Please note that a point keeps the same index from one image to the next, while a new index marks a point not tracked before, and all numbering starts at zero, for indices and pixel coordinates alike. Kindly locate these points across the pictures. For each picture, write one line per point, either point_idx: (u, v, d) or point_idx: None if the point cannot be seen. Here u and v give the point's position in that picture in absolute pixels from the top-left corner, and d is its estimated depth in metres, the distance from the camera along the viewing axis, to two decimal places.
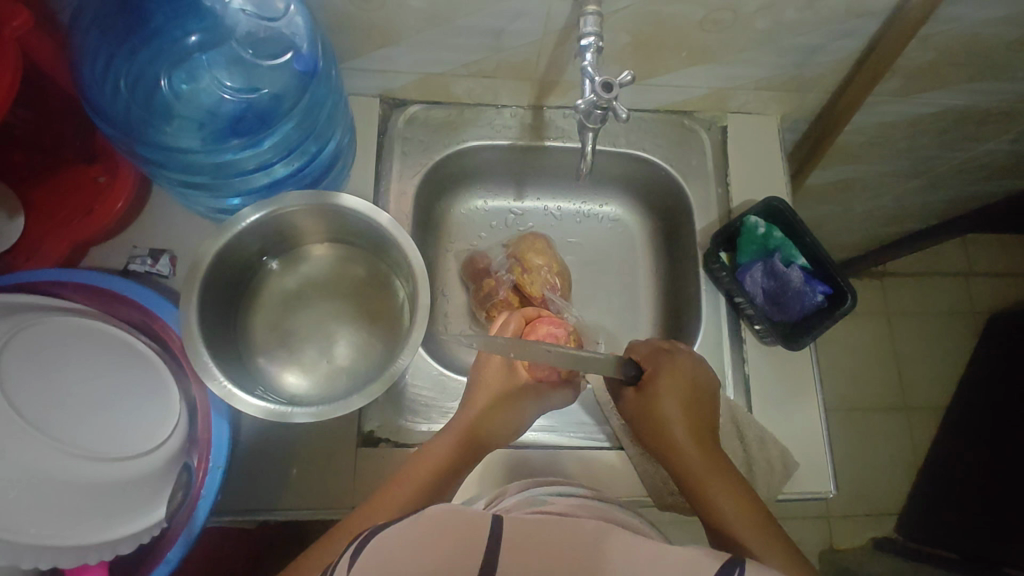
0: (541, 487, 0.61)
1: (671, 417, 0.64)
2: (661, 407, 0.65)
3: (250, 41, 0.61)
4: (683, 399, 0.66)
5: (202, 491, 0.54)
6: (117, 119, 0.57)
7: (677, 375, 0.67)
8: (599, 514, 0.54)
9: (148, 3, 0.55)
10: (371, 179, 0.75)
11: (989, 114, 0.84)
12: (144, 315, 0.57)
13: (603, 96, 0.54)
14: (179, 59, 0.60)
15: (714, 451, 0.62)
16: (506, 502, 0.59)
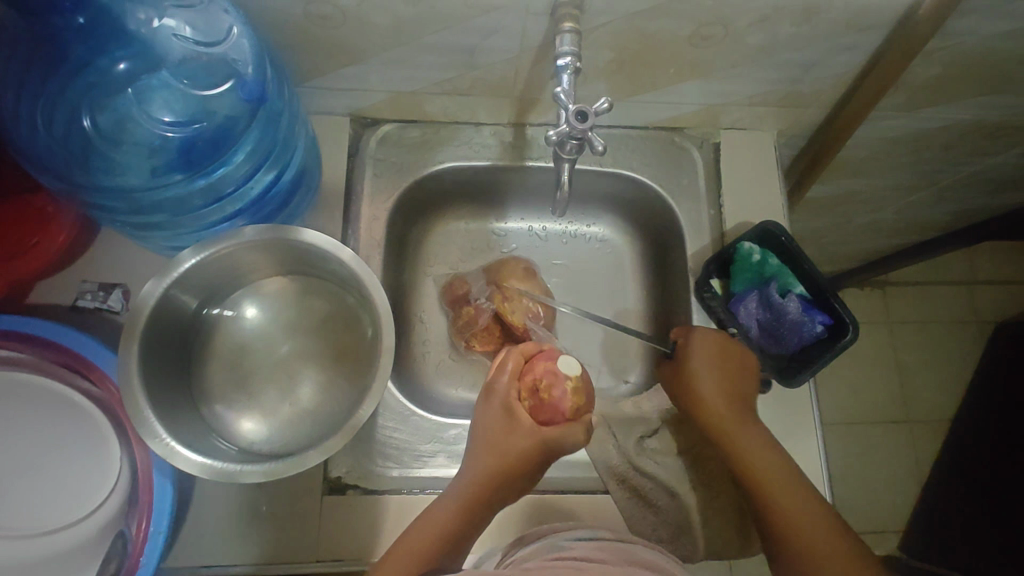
0: (561, 534, 0.57)
1: (711, 392, 0.63)
2: (698, 382, 0.64)
3: (190, 67, 0.56)
4: (722, 373, 0.64)
5: (142, 559, 0.49)
6: (43, 160, 0.53)
7: (705, 354, 0.65)
8: (623, 557, 0.50)
9: (64, 33, 0.51)
10: (340, 203, 0.71)
11: (998, 129, 0.80)
12: (80, 364, 0.52)
13: (578, 127, 0.53)
14: (114, 90, 0.56)
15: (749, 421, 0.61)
16: (524, 551, 0.56)
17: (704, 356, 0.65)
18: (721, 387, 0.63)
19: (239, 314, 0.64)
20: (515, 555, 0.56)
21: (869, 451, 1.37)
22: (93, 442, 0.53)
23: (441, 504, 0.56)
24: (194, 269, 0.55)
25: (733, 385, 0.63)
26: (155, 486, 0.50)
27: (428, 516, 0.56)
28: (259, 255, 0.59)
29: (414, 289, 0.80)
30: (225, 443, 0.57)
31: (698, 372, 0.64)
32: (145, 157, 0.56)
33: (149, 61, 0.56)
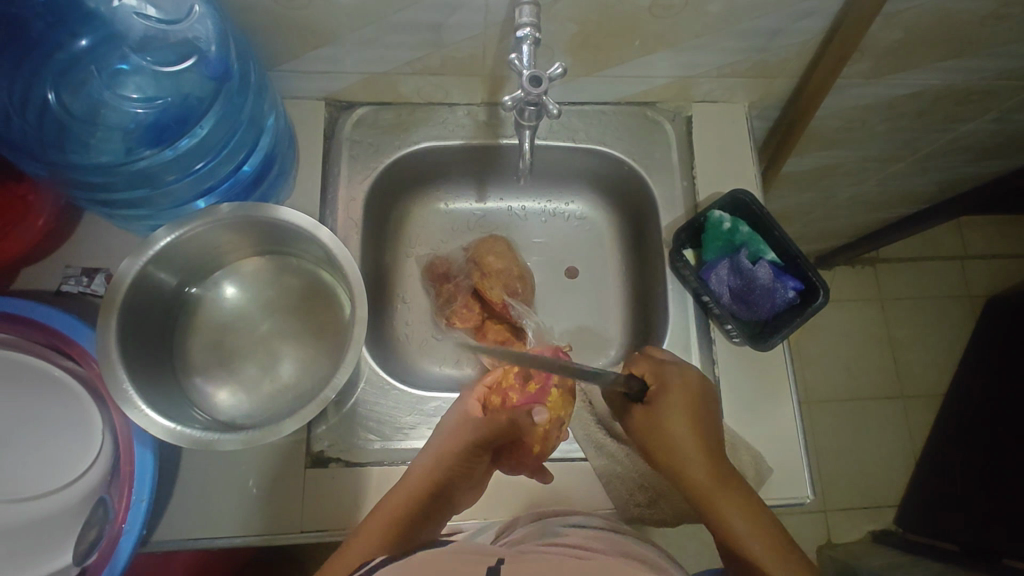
0: (555, 518, 0.59)
1: (678, 436, 0.61)
2: (669, 426, 0.62)
3: (152, 48, 0.58)
4: (693, 428, 0.61)
5: (125, 525, 0.50)
6: (13, 141, 0.54)
7: (677, 392, 0.63)
8: (617, 548, 0.53)
9: (27, 16, 0.52)
10: (318, 185, 0.72)
11: (968, 94, 0.80)
12: (59, 340, 0.54)
13: (533, 92, 0.55)
14: (79, 72, 0.57)
15: (718, 455, 0.61)
16: (517, 533, 0.58)
17: (674, 398, 0.63)
18: (692, 433, 0.61)
19: (217, 293, 0.65)
20: (509, 536, 0.58)
21: (862, 425, 1.38)
22: (72, 412, 0.55)
23: (396, 502, 0.57)
24: (169, 247, 0.57)
25: (703, 435, 0.61)
26: (136, 456, 0.52)
27: (381, 514, 0.57)
28: (233, 235, 0.61)
29: (396, 270, 0.82)
30: (203, 415, 0.59)
31: (670, 415, 0.62)
32: (114, 137, 0.58)
33: (110, 40, 0.57)
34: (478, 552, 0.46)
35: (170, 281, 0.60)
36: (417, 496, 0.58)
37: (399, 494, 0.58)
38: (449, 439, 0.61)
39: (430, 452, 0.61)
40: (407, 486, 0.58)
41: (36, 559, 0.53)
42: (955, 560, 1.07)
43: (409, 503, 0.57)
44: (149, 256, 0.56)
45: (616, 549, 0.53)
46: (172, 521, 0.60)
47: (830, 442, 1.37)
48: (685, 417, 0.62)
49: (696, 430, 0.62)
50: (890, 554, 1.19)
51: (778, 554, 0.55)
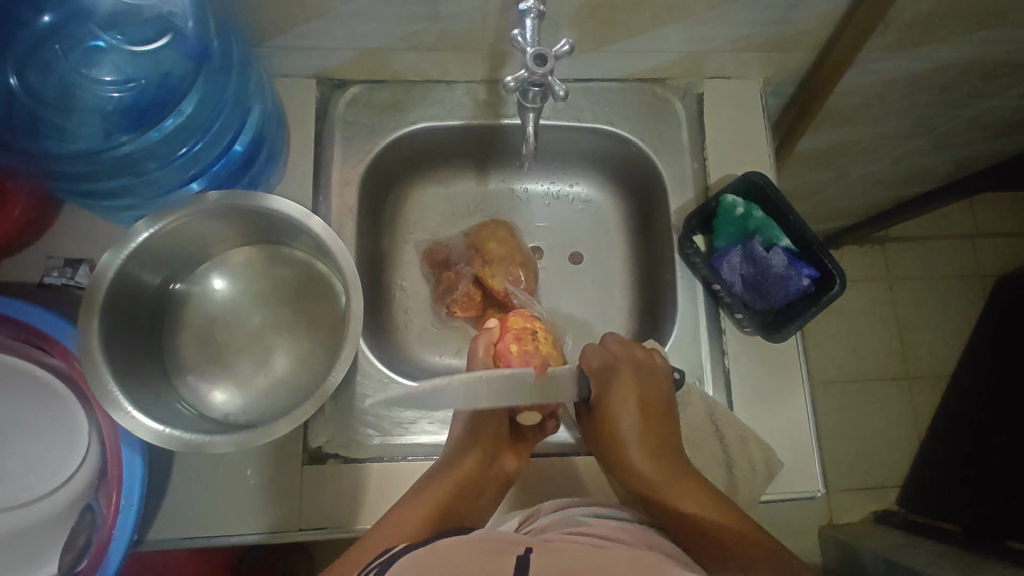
0: (578, 507, 0.57)
1: (629, 432, 0.61)
2: (618, 424, 0.62)
3: (124, 26, 0.54)
4: (641, 423, 0.62)
5: (115, 530, 0.49)
6: None
7: (626, 386, 0.63)
8: (643, 539, 0.51)
9: None
10: (311, 170, 0.68)
11: (996, 68, 0.76)
12: (42, 338, 0.51)
13: (537, 72, 0.52)
14: (44, 54, 0.53)
15: (673, 459, 0.61)
16: (540, 523, 0.56)
17: (623, 392, 0.63)
18: (637, 425, 0.62)
19: (206, 286, 0.63)
20: (535, 525, 0.56)
21: (868, 407, 1.36)
22: (57, 414, 0.53)
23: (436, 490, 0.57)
24: (152, 240, 0.54)
25: (649, 431, 0.62)
26: (125, 458, 0.50)
27: (398, 522, 0.54)
28: (220, 225, 0.58)
29: (394, 256, 0.79)
30: (194, 413, 0.57)
31: (617, 411, 0.62)
32: (91, 121, 0.55)
33: (76, 17, 0.53)
34: (500, 540, 0.45)
35: (153, 277, 0.58)
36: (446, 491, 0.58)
37: (439, 487, 0.58)
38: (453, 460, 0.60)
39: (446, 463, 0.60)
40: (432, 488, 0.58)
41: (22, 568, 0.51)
42: (958, 542, 1.06)
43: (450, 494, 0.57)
44: (130, 250, 0.53)
45: (642, 540, 0.51)
46: (167, 517, 0.59)
47: (835, 424, 1.36)
48: (633, 415, 0.62)
49: (644, 427, 0.62)
50: (893, 535, 1.18)
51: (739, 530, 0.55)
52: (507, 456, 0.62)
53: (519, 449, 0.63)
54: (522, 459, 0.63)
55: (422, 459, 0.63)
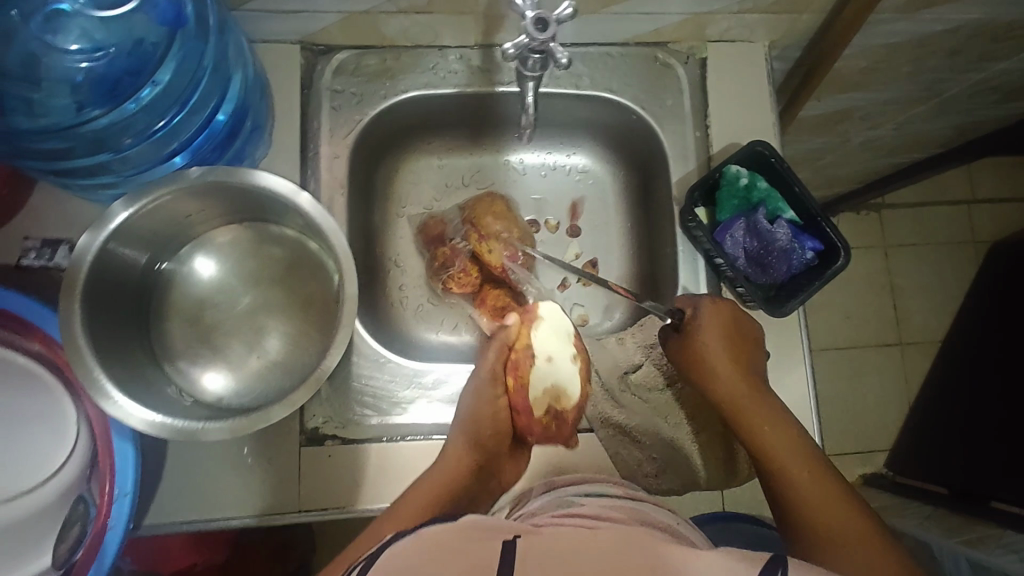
0: (569, 488, 0.57)
1: (712, 351, 0.61)
2: (703, 345, 0.62)
3: None
4: (728, 348, 0.61)
5: (110, 519, 0.48)
6: None
7: (721, 309, 0.63)
8: (636, 515, 0.51)
9: None
10: (298, 143, 0.65)
11: (1010, 30, 0.72)
12: (22, 325, 0.50)
13: (538, 38, 0.49)
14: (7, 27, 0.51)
15: (762, 391, 0.60)
16: (533, 505, 0.56)
17: (719, 311, 0.62)
18: (727, 351, 0.61)
19: (192, 267, 0.60)
20: (527, 509, 0.56)
21: (860, 374, 1.36)
22: (45, 403, 0.52)
23: (447, 464, 0.58)
24: (133, 221, 0.52)
25: (735, 353, 0.61)
26: (116, 449, 0.49)
27: (415, 493, 0.56)
28: (207, 204, 0.55)
29: (386, 232, 0.76)
30: (187, 398, 0.56)
31: (706, 328, 0.62)
32: (61, 93, 0.52)
33: None
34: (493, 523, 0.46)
35: (137, 259, 0.55)
36: (451, 483, 0.57)
37: (439, 474, 0.58)
38: (442, 467, 0.58)
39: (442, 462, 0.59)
40: (440, 473, 0.58)
41: (24, 558, 0.51)
42: (942, 504, 1.07)
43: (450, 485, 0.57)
44: (108, 235, 0.50)
45: (634, 517, 0.51)
46: (163, 500, 0.58)
47: (827, 391, 1.36)
48: (719, 334, 0.61)
49: (732, 351, 0.61)
50: (882, 498, 1.21)
51: (811, 469, 0.55)
52: (504, 465, 0.64)
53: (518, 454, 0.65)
54: (520, 465, 0.65)
55: (422, 439, 0.62)
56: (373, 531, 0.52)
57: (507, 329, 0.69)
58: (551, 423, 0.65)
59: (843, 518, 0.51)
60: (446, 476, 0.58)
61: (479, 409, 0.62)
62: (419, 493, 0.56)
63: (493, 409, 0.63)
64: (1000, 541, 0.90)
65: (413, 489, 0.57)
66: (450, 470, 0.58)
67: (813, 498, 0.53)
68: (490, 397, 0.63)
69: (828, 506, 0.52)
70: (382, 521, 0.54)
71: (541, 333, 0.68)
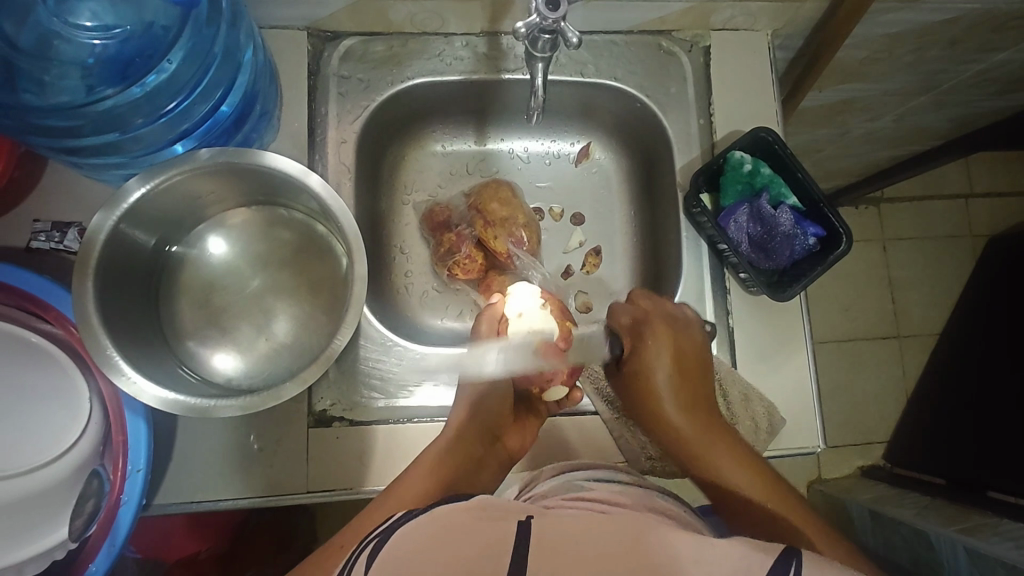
0: (575, 472, 0.58)
1: (660, 387, 0.63)
2: (652, 377, 0.64)
3: None
4: (676, 376, 0.63)
5: (124, 496, 0.49)
6: None
7: (662, 338, 0.64)
8: (643, 503, 0.52)
9: None
10: (306, 129, 0.66)
11: (1011, 19, 0.73)
12: (36, 303, 0.50)
13: (549, 18, 0.49)
14: (22, 8, 0.51)
15: (709, 416, 0.62)
16: (540, 488, 0.57)
17: (658, 347, 0.64)
18: (673, 379, 0.63)
19: (202, 248, 0.61)
20: (534, 491, 0.57)
21: (859, 366, 1.37)
22: (57, 382, 0.52)
23: (454, 439, 0.59)
24: (146, 201, 0.52)
25: (685, 383, 0.63)
26: (129, 425, 0.50)
27: (420, 469, 0.56)
28: (218, 185, 0.56)
29: (392, 219, 0.77)
30: (196, 378, 0.56)
31: (652, 364, 0.64)
32: (72, 74, 0.53)
33: None
34: (505, 507, 0.46)
35: (148, 239, 0.56)
36: (456, 454, 0.58)
37: (443, 446, 0.58)
38: (442, 442, 0.59)
39: (444, 438, 0.59)
40: (442, 446, 0.58)
41: (39, 535, 0.51)
42: (940, 493, 1.08)
43: (451, 460, 0.57)
44: (121, 214, 0.51)
45: (641, 504, 0.52)
46: (173, 481, 0.59)
47: (827, 383, 1.37)
48: (668, 368, 0.64)
49: (679, 381, 0.63)
50: (881, 488, 1.21)
51: (767, 493, 0.56)
52: (509, 433, 0.64)
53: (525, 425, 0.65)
54: (526, 436, 0.64)
55: (429, 421, 0.63)
56: (372, 514, 0.53)
57: (493, 306, 0.68)
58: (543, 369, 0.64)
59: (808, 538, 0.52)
60: (447, 449, 0.58)
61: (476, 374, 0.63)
62: (424, 467, 0.56)
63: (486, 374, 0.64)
64: (999, 528, 0.91)
65: (418, 464, 0.57)
66: (453, 437, 0.59)
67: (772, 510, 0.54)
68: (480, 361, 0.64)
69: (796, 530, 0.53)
70: (387, 498, 0.54)
71: (513, 302, 0.67)
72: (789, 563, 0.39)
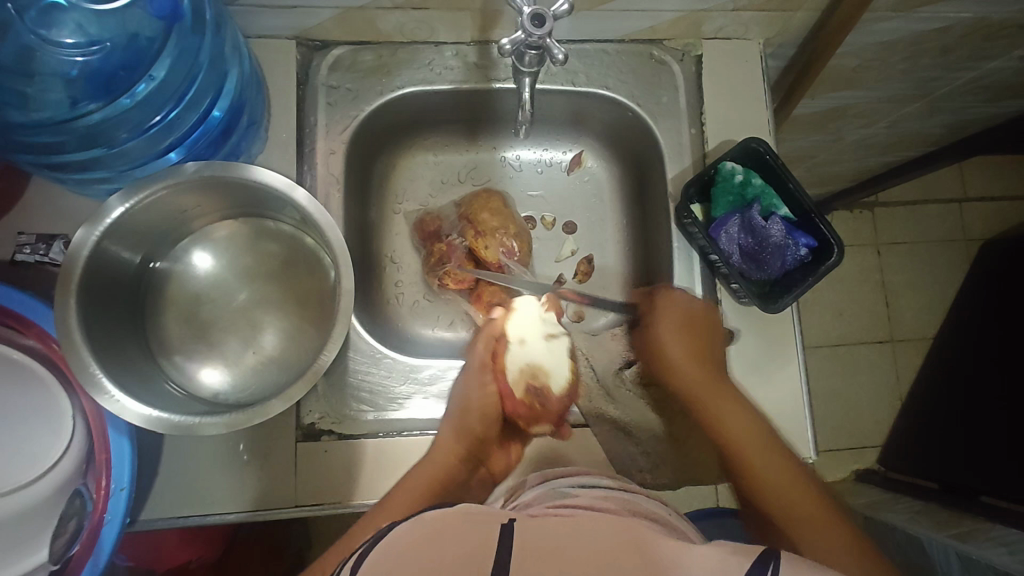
0: (560, 479, 0.58)
1: (669, 341, 0.67)
2: (664, 342, 0.68)
3: None
4: (687, 339, 0.66)
5: (107, 514, 0.49)
6: None
7: (670, 303, 0.67)
8: (627, 506, 0.52)
9: None
10: (294, 139, 0.65)
11: (1002, 28, 0.73)
12: (18, 321, 0.50)
13: (536, 34, 0.49)
14: (2, 23, 0.50)
15: (720, 378, 0.65)
16: (525, 497, 0.56)
17: (666, 313, 0.67)
18: (681, 339, 0.66)
19: (189, 261, 0.61)
20: (519, 500, 0.57)
21: (853, 371, 1.37)
22: (41, 399, 0.52)
23: (438, 460, 0.60)
24: (130, 216, 0.52)
25: (698, 347, 0.66)
26: (112, 443, 0.49)
27: (406, 490, 0.57)
28: (204, 199, 0.55)
29: (383, 228, 0.76)
30: (182, 392, 0.56)
31: (661, 327, 0.68)
32: (55, 88, 0.52)
33: None
34: (487, 513, 0.45)
35: (133, 254, 0.55)
36: (446, 472, 0.59)
37: (431, 467, 0.59)
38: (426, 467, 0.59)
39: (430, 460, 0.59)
40: (431, 467, 0.59)
41: (21, 555, 0.51)
42: (932, 498, 1.08)
43: (440, 478, 0.58)
44: (105, 229, 0.50)
45: (626, 507, 0.51)
46: (159, 495, 0.58)
47: (821, 387, 1.37)
48: (677, 334, 0.66)
49: (691, 345, 0.66)
50: (874, 493, 1.22)
51: (773, 455, 0.60)
52: (493, 455, 0.66)
53: (507, 446, 0.67)
54: (507, 455, 0.67)
55: (418, 434, 0.62)
56: (357, 532, 0.54)
57: (494, 322, 0.70)
58: (534, 402, 0.67)
59: (819, 523, 0.56)
60: (439, 466, 0.59)
61: (468, 394, 0.64)
62: (413, 485, 0.57)
63: (482, 397, 0.65)
64: (990, 534, 0.91)
65: (406, 481, 0.58)
66: (445, 453, 0.60)
67: (781, 499, 0.58)
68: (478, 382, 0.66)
69: (802, 508, 0.57)
70: (375, 514, 0.55)
71: (514, 321, 0.70)
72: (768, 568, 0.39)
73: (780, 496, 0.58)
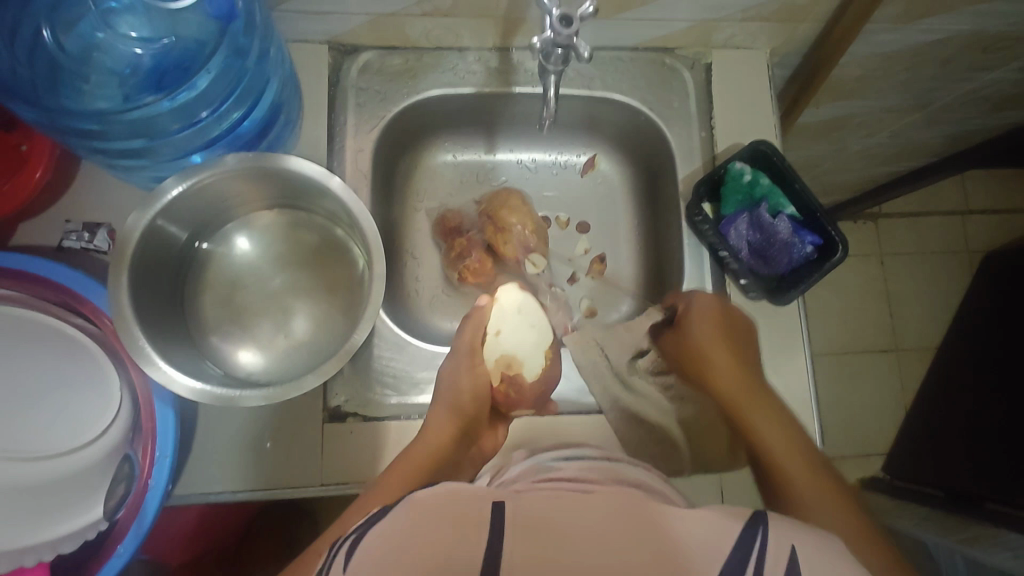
0: (545, 454, 0.60)
1: (707, 347, 0.66)
2: (694, 341, 0.68)
3: None
4: (725, 345, 0.66)
5: (151, 480, 0.52)
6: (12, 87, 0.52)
7: (707, 312, 0.67)
8: (613, 478, 0.54)
9: None
10: (325, 138, 0.69)
11: (999, 40, 0.76)
12: (73, 297, 0.53)
13: (563, 34, 0.53)
14: (75, 19, 0.55)
15: (757, 382, 0.64)
16: (513, 472, 0.59)
17: (703, 313, 0.67)
18: (723, 346, 0.66)
19: (227, 246, 0.64)
20: (507, 475, 0.59)
21: (857, 378, 1.39)
22: (92, 371, 0.55)
23: (432, 439, 0.61)
24: (181, 198, 0.55)
25: (730, 350, 0.66)
26: (157, 414, 0.53)
27: (402, 465, 0.58)
28: (245, 188, 0.59)
29: (405, 224, 0.80)
30: (219, 371, 0.58)
31: (693, 332, 0.68)
32: (116, 81, 0.56)
33: None
34: (478, 491, 0.47)
35: (181, 234, 0.58)
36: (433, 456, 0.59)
37: (423, 448, 0.60)
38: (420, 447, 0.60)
39: (422, 442, 0.60)
40: (422, 448, 0.60)
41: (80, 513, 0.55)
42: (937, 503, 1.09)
43: (432, 460, 0.59)
44: (157, 209, 0.54)
45: (611, 479, 0.54)
46: (190, 474, 0.61)
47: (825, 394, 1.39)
48: (717, 338, 0.66)
49: (729, 350, 0.66)
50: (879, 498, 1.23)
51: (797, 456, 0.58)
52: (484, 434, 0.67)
53: (498, 425, 0.68)
54: (497, 435, 0.68)
55: None
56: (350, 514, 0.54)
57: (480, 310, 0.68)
58: (506, 390, 0.66)
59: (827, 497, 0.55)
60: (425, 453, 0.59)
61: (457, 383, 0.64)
62: (406, 465, 0.58)
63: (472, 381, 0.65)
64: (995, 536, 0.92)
65: (400, 460, 0.59)
66: (433, 438, 0.61)
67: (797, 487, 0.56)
68: (467, 366, 0.65)
69: (797, 465, 0.57)
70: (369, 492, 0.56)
71: (498, 312, 0.68)
72: (756, 534, 0.42)
73: (792, 466, 0.57)
